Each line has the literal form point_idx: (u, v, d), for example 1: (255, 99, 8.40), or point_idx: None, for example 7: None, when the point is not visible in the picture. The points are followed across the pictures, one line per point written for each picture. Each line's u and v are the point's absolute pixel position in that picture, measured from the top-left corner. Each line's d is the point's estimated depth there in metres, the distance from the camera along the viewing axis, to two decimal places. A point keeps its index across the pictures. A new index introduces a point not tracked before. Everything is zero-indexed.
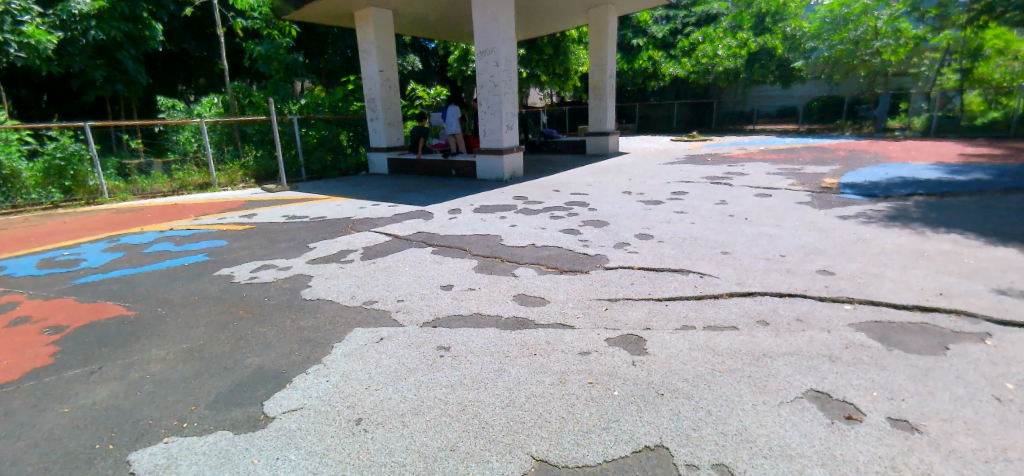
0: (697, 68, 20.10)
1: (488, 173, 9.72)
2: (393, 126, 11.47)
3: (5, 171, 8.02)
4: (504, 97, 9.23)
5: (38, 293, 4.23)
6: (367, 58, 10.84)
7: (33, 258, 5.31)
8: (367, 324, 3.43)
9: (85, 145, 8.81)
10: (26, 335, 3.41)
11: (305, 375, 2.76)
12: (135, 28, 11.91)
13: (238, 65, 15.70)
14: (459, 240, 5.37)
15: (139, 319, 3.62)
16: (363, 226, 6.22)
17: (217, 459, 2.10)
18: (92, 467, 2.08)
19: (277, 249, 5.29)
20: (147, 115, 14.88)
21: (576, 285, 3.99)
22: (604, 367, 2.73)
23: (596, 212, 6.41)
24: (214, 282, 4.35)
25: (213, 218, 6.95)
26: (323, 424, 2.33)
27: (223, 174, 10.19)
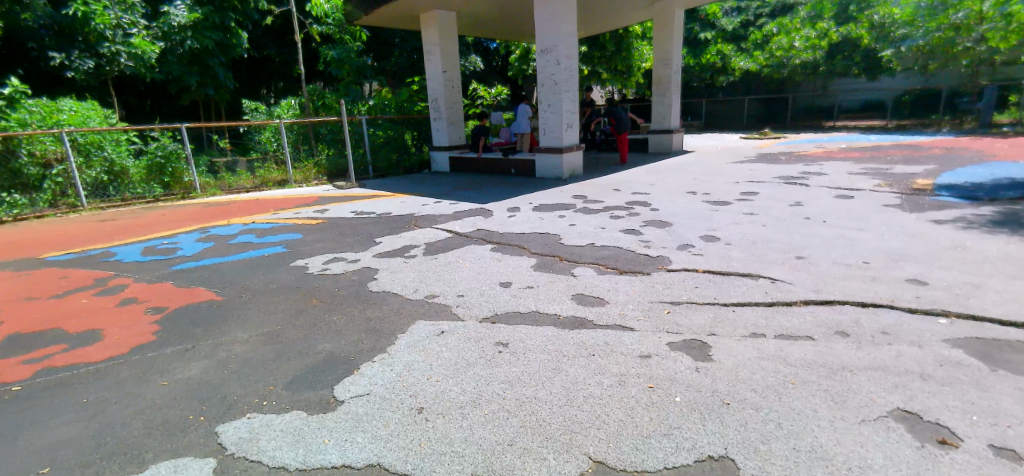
0: (771, 61, 19.03)
1: (546, 171, 9.70)
2: (455, 125, 11.76)
3: (116, 167, 9.00)
4: (565, 95, 9.19)
5: (142, 277, 4.72)
6: (430, 60, 11.17)
7: (139, 246, 5.93)
8: (428, 316, 3.54)
9: (181, 144, 9.75)
10: (133, 314, 3.82)
11: (371, 364, 2.89)
12: (224, 37, 12.92)
13: (313, 69, 16.69)
14: (518, 238, 5.41)
15: (226, 304, 3.95)
16: (426, 222, 6.42)
17: (293, 436, 2.26)
18: (187, 435, 2.30)
19: (345, 243, 5.57)
20: (234, 117, 16.09)
21: (636, 286, 3.90)
22: (665, 372, 2.66)
23: (657, 212, 6.23)
24: (290, 272, 4.66)
25: (289, 213, 7.43)
26: (387, 410, 2.43)
27: (299, 172, 10.80)
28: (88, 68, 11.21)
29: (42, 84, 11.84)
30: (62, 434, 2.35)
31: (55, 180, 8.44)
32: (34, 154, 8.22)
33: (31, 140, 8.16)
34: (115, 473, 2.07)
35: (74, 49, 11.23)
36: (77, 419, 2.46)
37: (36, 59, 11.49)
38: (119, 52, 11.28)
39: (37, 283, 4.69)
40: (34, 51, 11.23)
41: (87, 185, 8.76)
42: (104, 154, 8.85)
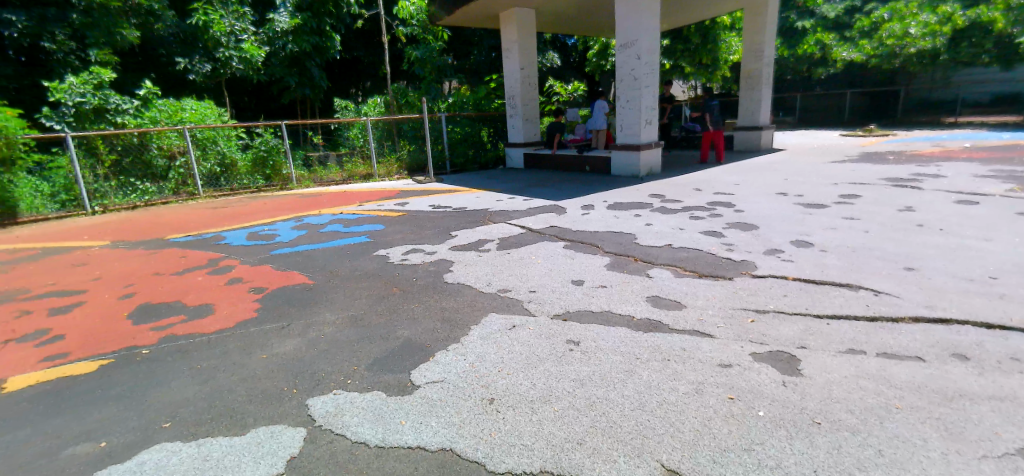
0: (881, 51, 17.16)
1: (622, 168, 9.47)
2: (531, 122, 11.82)
3: (227, 159, 9.99)
4: (645, 90, 8.91)
5: (246, 260, 5.22)
6: (509, 58, 11.30)
7: (244, 232, 6.55)
8: (501, 310, 3.60)
9: (281, 140, 10.62)
10: (239, 292, 4.24)
11: (445, 352, 2.99)
12: (319, 40, 13.77)
13: (398, 69, 17.51)
14: (592, 236, 5.34)
15: (317, 287, 4.27)
16: (500, 218, 6.52)
17: (374, 415, 2.40)
18: (283, 405, 2.52)
19: (424, 235, 5.80)
20: (326, 114, 17.18)
21: (717, 291, 3.70)
22: (748, 384, 2.50)
23: (742, 214, 5.87)
24: (373, 261, 4.93)
25: (373, 205, 7.87)
26: (459, 398, 2.51)
27: (383, 166, 11.38)
28: (206, 71, 12.61)
29: (170, 85, 13.41)
30: (180, 395, 2.66)
31: (179, 171, 9.55)
32: (162, 147, 9.35)
33: (160, 135, 9.29)
34: (222, 433, 2.31)
35: (195, 55, 12.65)
36: (192, 382, 2.78)
37: (165, 64, 13.02)
38: (232, 57, 12.55)
39: (163, 261, 5.34)
40: (164, 56, 12.71)
41: (203, 176, 9.81)
42: (218, 148, 9.86)
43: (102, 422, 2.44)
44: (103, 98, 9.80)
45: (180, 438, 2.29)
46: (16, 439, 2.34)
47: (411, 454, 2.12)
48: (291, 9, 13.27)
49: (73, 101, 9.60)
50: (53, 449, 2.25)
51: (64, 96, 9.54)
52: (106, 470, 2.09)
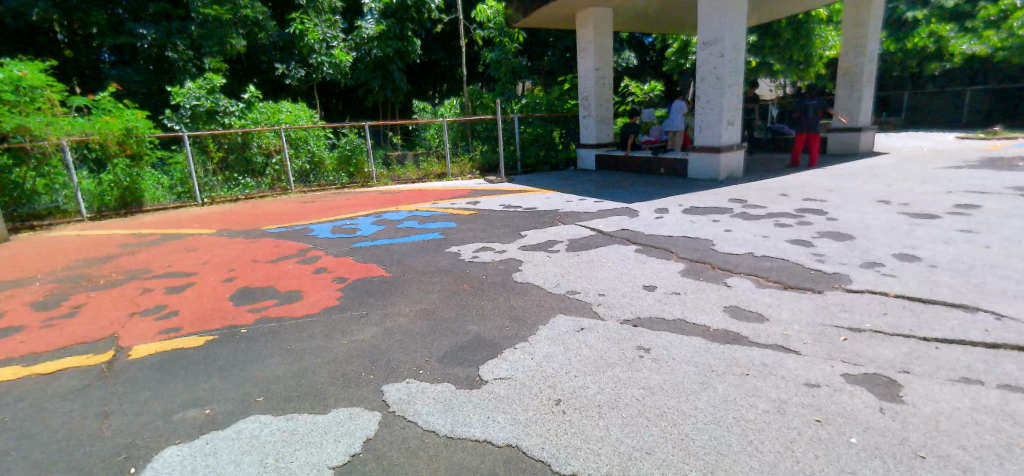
0: (1012, 43, 15.07)
1: (700, 171, 9.06)
2: (604, 123, 11.65)
3: (317, 157, 10.76)
4: (728, 89, 8.47)
5: (331, 251, 5.59)
6: (584, 58, 11.20)
7: (329, 225, 7.02)
8: (570, 312, 3.57)
9: (364, 139, 11.28)
10: (324, 281, 4.54)
11: (513, 350, 3.03)
12: (402, 45, 14.42)
13: (474, 71, 17.93)
14: (665, 241, 5.16)
15: (392, 280, 4.48)
16: (570, 219, 6.49)
17: (444, 406, 2.48)
18: (361, 389, 2.67)
19: (494, 234, 5.90)
20: (405, 115, 17.93)
21: (804, 305, 3.44)
22: (837, 407, 2.30)
23: (835, 222, 5.41)
24: (445, 257, 5.09)
25: (447, 203, 8.13)
26: (526, 397, 2.53)
27: (457, 166, 11.78)
28: (301, 76, 13.76)
29: (269, 89, 14.66)
30: (271, 372, 2.90)
31: (275, 167, 10.45)
32: (261, 146, 10.26)
33: (260, 135, 10.20)
34: (307, 411, 2.49)
35: (291, 61, 13.73)
36: (282, 361, 3.02)
37: (266, 70, 14.23)
38: (324, 63, 13.54)
39: (259, 249, 5.86)
40: (265, 63, 13.91)
41: (296, 172, 10.65)
42: (309, 147, 10.65)
43: (207, 391, 2.71)
44: (215, 101, 10.94)
45: (270, 412, 2.50)
46: (138, 400, 2.67)
47: (478, 447, 2.16)
48: (377, 16, 14.02)
49: (190, 104, 10.80)
50: (168, 412, 2.54)
51: (183, 100, 10.75)
52: (209, 436, 2.33)
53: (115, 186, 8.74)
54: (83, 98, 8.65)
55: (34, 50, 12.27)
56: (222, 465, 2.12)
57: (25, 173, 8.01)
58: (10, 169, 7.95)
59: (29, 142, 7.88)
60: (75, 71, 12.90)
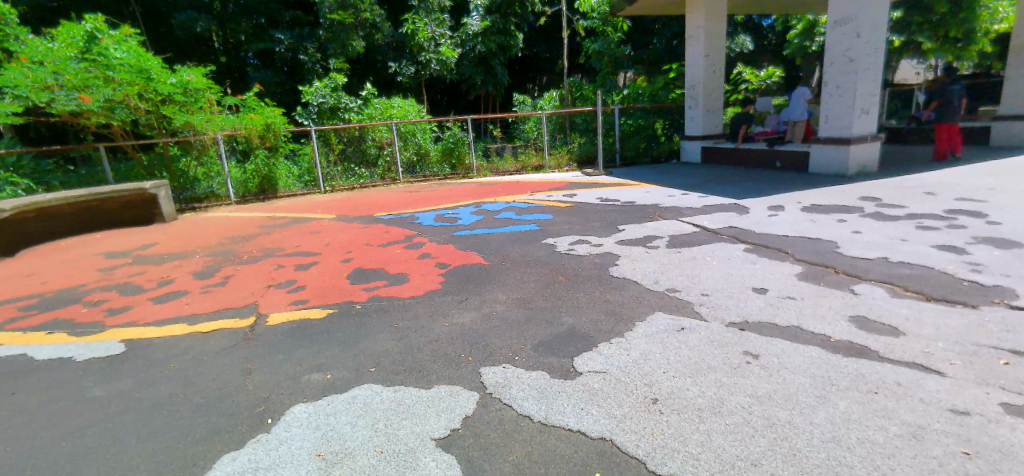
0: None
1: (824, 165, 8.17)
2: (712, 113, 10.94)
3: (423, 149, 11.41)
4: (863, 74, 7.52)
5: (434, 238, 5.91)
6: (692, 45, 10.59)
7: (433, 214, 7.43)
8: (669, 310, 3.44)
9: (466, 132, 11.72)
10: (427, 266, 4.84)
11: (608, 344, 2.99)
12: (504, 40, 14.67)
13: (575, 62, 17.76)
14: (780, 241, 4.75)
15: (491, 268, 4.63)
16: (671, 214, 6.21)
17: (538, 393, 2.53)
18: (461, 369, 2.81)
19: (591, 227, 5.84)
20: (505, 109, 18.25)
21: (952, 321, 2.98)
22: (993, 441, 1.97)
23: (999, 227, 4.58)
24: (541, 248, 5.15)
25: (543, 195, 8.19)
26: (621, 392, 2.49)
27: (554, 158, 11.81)
28: (410, 73, 14.61)
29: (382, 86, 15.76)
30: (381, 346, 3.16)
31: (386, 159, 11.24)
32: (375, 139, 11.09)
33: (374, 129, 11.03)
34: (412, 385, 2.68)
35: (403, 59, 14.63)
36: (391, 337, 3.28)
37: (381, 68, 15.29)
38: (432, 60, 14.25)
39: (371, 234, 6.37)
40: (380, 62, 14.98)
41: (403, 164, 11.38)
42: (416, 139, 11.33)
43: (328, 359, 3.03)
44: (337, 99, 12.03)
45: (381, 382, 2.73)
46: (274, 361, 3.06)
47: (572, 437, 2.18)
48: (482, 13, 14.44)
49: (317, 101, 12.00)
50: (297, 373, 2.89)
51: (312, 98, 11.97)
52: (330, 398, 2.61)
53: (256, 174, 9.98)
54: (234, 98, 9.94)
55: (198, 57, 14.35)
56: (340, 425, 2.36)
57: (189, 162, 9.47)
58: (178, 159, 9.43)
59: (193, 136, 9.26)
60: (228, 75, 14.91)
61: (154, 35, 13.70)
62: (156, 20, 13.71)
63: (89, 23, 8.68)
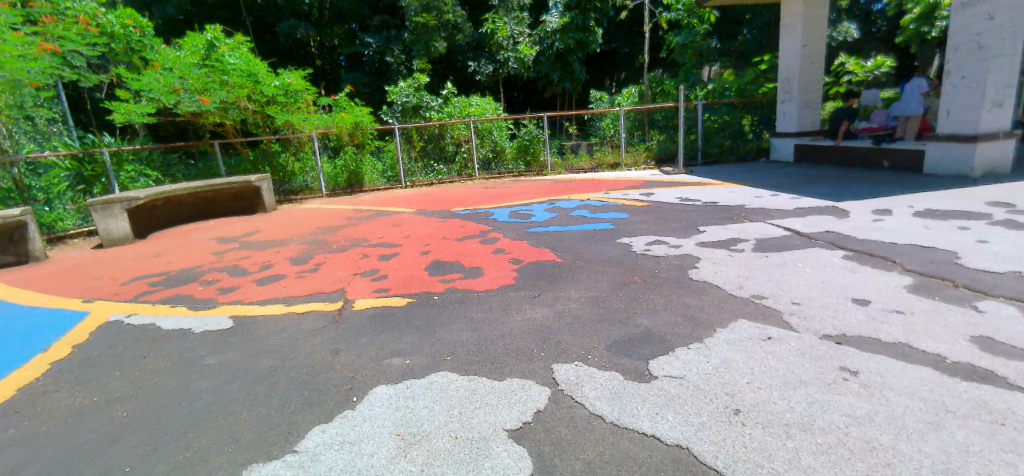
0: None
1: (942, 165, 7.29)
2: (807, 108, 10.13)
3: (499, 146, 11.63)
4: (996, 62, 6.62)
5: (508, 234, 6.00)
6: (788, 35, 9.91)
7: (508, 210, 7.53)
8: (754, 318, 3.24)
9: (541, 130, 11.77)
10: (501, 261, 4.92)
11: (687, 350, 2.88)
12: (583, 36, 14.52)
13: (656, 56, 17.17)
14: (886, 248, 4.30)
15: (564, 265, 4.62)
16: (758, 216, 5.83)
17: (611, 393, 2.49)
18: (532, 365, 2.84)
19: (669, 228, 5.64)
20: (581, 105, 18.04)
21: None
22: None
23: None
24: (616, 247, 5.05)
25: (619, 194, 8.02)
26: (699, 399, 2.39)
27: (631, 155, 11.54)
28: (488, 72, 14.86)
29: (462, 85, 16.17)
30: (457, 337, 3.26)
31: (463, 155, 11.57)
32: (454, 137, 11.44)
33: (453, 127, 11.38)
34: (485, 375, 2.75)
35: (482, 58, 14.94)
36: (466, 328, 3.38)
37: (461, 67, 15.67)
38: (510, 58, 14.43)
39: (448, 228, 6.59)
40: (461, 61, 15.41)
41: (480, 160, 11.65)
42: (492, 137, 11.57)
43: (407, 345, 3.19)
44: (420, 98, 12.53)
45: (456, 371, 2.82)
46: (359, 344, 3.27)
47: (646, 441, 2.13)
48: (561, 9, 14.37)
49: (401, 100, 12.58)
50: (380, 357, 3.06)
51: (397, 97, 12.57)
52: (408, 382, 2.74)
53: (345, 169, 10.71)
54: (328, 98, 10.65)
55: (297, 61, 15.54)
56: (418, 409, 2.47)
57: (288, 158, 10.33)
58: (279, 154, 10.30)
59: (291, 133, 10.08)
60: (322, 77, 16.02)
61: (261, 41, 15.02)
62: (263, 28, 15.02)
63: (210, 33, 9.73)
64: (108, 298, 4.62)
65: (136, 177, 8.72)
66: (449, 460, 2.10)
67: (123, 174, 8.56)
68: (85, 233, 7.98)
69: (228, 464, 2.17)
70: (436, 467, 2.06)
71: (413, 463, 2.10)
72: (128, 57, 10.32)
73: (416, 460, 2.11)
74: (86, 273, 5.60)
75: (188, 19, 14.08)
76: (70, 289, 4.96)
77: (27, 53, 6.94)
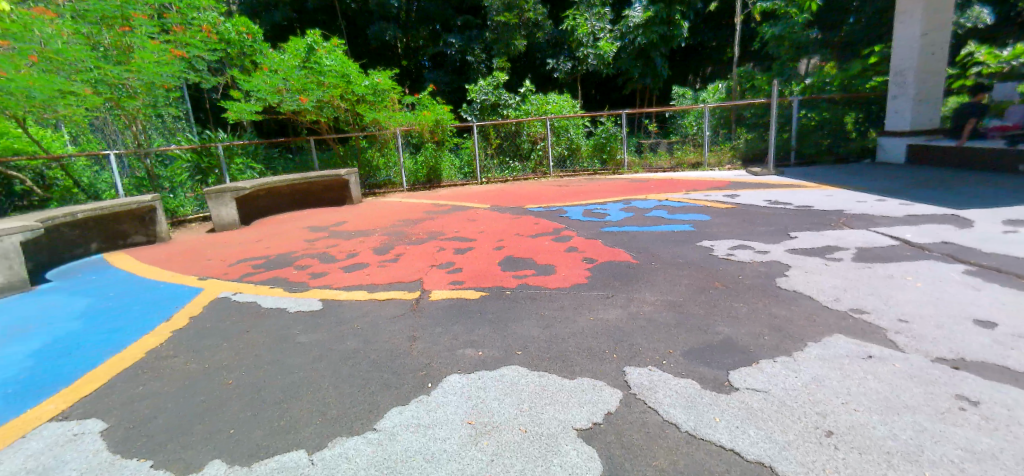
0: None
1: None
2: (924, 104, 9.06)
3: (575, 144, 11.56)
4: None
5: (582, 233, 5.94)
6: (904, 22, 8.93)
7: (582, 208, 7.46)
8: (852, 334, 2.97)
9: (620, 127, 11.53)
10: (574, 259, 4.89)
11: (772, 362, 2.70)
12: (668, 30, 14.00)
13: (748, 50, 16.17)
14: (1019, 264, 3.75)
15: (639, 267, 4.50)
16: (860, 223, 5.31)
17: (687, 402, 2.39)
18: (605, 365, 2.80)
19: (755, 232, 5.30)
20: (662, 102, 17.40)
21: None
22: None
23: None
24: (696, 251, 4.83)
25: (701, 194, 7.66)
26: (785, 416, 2.24)
27: (715, 155, 10.98)
28: (567, 69, 14.74)
29: (539, 82, 16.21)
30: (528, 332, 3.29)
31: (538, 153, 11.62)
32: (530, 134, 11.51)
33: (530, 125, 11.45)
34: (556, 372, 2.75)
35: (561, 55, 14.89)
36: (538, 324, 3.40)
37: (540, 65, 15.69)
38: (590, 55, 14.24)
39: (522, 225, 6.65)
40: (540, 59, 15.46)
41: (555, 158, 11.64)
42: (569, 134, 11.52)
43: (480, 337, 3.27)
44: (498, 96, 12.78)
45: (526, 366, 2.85)
46: (434, 332, 3.40)
47: (723, 454, 2.03)
48: (645, 3, 13.94)
49: (480, 99, 12.87)
50: (454, 346, 3.17)
51: (476, 96, 12.87)
52: (480, 373, 2.81)
53: (424, 165, 11.17)
54: (412, 97, 11.12)
55: (384, 62, 16.36)
56: (489, 400, 2.53)
57: (374, 153, 10.93)
58: (365, 150, 10.92)
59: (378, 130, 10.67)
60: (407, 77, 16.76)
61: (353, 44, 16.00)
62: (355, 31, 15.98)
63: (309, 37, 10.51)
64: (219, 276, 5.18)
65: (243, 170, 9.64)
66: (518, 453, 2.13)
67: (233, 166, 9.49)
68: (201, 218, 8.95)
69: (315, 435, 2.35)
70: (505, 458, 2.10)
71: (483, 452, 2.15)
72: (240, 61, 11.46)
73: (486, 450, 2.16)
74: (202, 253, 6.31)
75: (291, 25, 15.32)
76: (189, 268, 5.61)
77: (162, 59, 7.89)
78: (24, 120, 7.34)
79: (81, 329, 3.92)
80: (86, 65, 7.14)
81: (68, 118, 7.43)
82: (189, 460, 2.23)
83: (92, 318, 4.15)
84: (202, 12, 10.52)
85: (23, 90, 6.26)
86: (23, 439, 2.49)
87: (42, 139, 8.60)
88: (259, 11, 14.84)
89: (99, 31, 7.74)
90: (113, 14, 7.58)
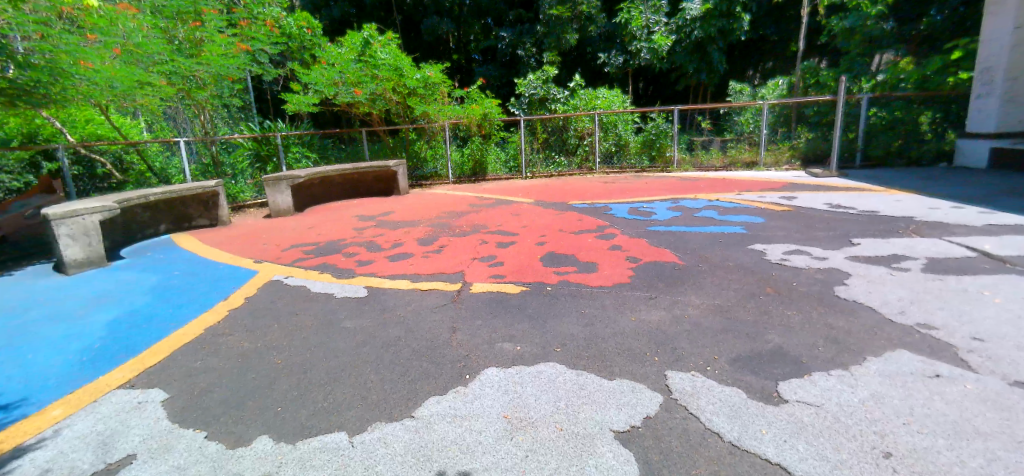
0: None
1: None
2: (1015, 103, 8.31)
3: (623, 140, 11.39)
4: None
5: (627, 231, 5.81)
6: (998, 14, 8.19)
7: (627, 206, 7.30)
8: (918, 350, 2.75)
9: (670, 124, 11.21)
10: (617, 258, 4.80)
11: (827, 376, 2.54)
12: (727, 23, 13.50)
13: (814, 43, 15.35)
14: None
15: (686, 268, 4.35)
16: (932, 231, 4.92)
17: (731, 411, 2.30)
18: (645, 368, 2.73)
19: (814, 237, 5.01)
20: (717, 98, 16.65)
21: None
22: None
23: None
24: (748, 254, 4.62)
25: (755, 195, 7.32)
26: (839, 433, 2.10)
27: (772, 154, 10.48)
28: (619, 63, 14.56)
29: (590, 77, 16.05)
30: (568, 329, 3.26)
31: (585, 148, 11.51)
32: (577, 130, 11.43)
33: (578, 120, 11.38)
34: (594, 372, 2.71)
35: (613, 49, 14.62)
36: (578, 322, 3.36)
37: (591, 59, 15.48)
38: (642, 49, 13.93)
39: (566, 221, 6.59)
40: (590, 53, 15.27)
41: (602, 154, 11.50)
42: (617, 130, 11.38)
43: (519, 332, 3.27)
44: (547, 90, 12.76)
45: (565, 364, 2.82)
46: (474, 325, 3.43)
47: (768, 469, 1.93)
48: None
49: (529, 93, 12.84)
50: (493, 340, 3.18)
51: (524, 90, 12.84)
52: (518, 368, 2.81)
53: (470, 158, 11.33)
54: (462, 91, 11.15)
55: (436, 55, 16.57)
56: (527, 395, 2.53)
57: (422, 145, 11.16)
58: (414, 142, 11.17)
59: (427, 123, 10.83)
60: (458, 70, 16.96)
61: (407, 38, 16.10)
62: (410, 26, 16.23)
63: (366, 31, 10.77)
64: (273, 260, 5.43)
65: (299, 159, 10.09)
66: (553, 451, 2.11)
67: (290, 155, 9.95)
68: (258, 204, 9.36)
69: (356, 419, 2.42)
70: (541, 456, 2.08)
71: (518, 447, 2.15)
72: (301, 54, 11.92)
73: (522, 445, 2.16)
74: (258, 237, 6.64)
75: (349, 20, 15.69)
76: (246, 251, 5.92)
77: (229, 51, 8.32)
78: (106, 108, 7.99)
79: (148, 304, 4.22)
80: (163, 58, 7.63)
81: (145, 106, 8.01)
82: (240, 434, 2.35)
83: (159, 293, 4.46)
84: (267, 7, 10.96)
85: (108, 81, 6.63)
86: (96, 404, 2.70)
87: (122, 126, 9.32)
88: (320, 6, 15.38)
89: (175, 25, 8.31)
90: (186, 10, 8.08)
